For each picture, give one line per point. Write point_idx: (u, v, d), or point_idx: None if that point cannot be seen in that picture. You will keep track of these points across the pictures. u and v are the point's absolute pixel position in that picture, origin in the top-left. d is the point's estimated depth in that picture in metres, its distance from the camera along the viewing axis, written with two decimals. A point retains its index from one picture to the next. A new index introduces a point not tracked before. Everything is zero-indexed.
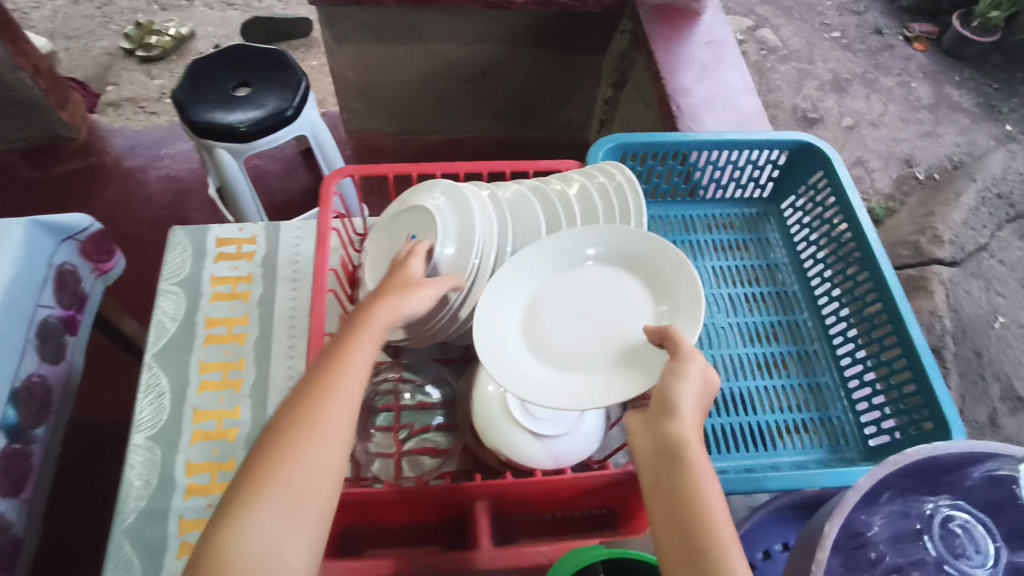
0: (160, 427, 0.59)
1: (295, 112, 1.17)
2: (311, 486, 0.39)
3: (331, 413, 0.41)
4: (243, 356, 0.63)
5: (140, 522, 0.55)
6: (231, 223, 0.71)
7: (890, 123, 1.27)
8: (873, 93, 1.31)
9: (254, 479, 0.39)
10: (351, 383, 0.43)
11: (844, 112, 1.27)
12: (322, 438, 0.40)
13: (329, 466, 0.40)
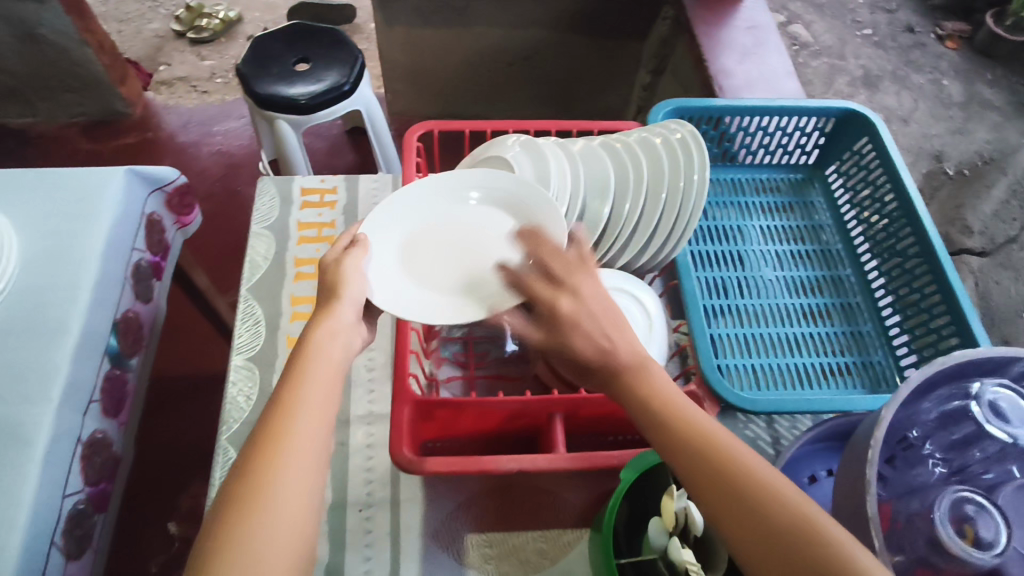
0: (257, 350, 0.65)
1: (352, 87, 1.23)
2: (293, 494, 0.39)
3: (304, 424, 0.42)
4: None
5: (244, 430, 0.61)
6: (313, 175, 0.77)
7: (920, 119, 1.30)
8: (904, 90, 1.34)
9: (238, 496, 0.38)
10: (320, 390, 0.43)
11: (875, 106, 1.31)
12: (298, 443, 0.41)
13: (311, 471, 0.40)
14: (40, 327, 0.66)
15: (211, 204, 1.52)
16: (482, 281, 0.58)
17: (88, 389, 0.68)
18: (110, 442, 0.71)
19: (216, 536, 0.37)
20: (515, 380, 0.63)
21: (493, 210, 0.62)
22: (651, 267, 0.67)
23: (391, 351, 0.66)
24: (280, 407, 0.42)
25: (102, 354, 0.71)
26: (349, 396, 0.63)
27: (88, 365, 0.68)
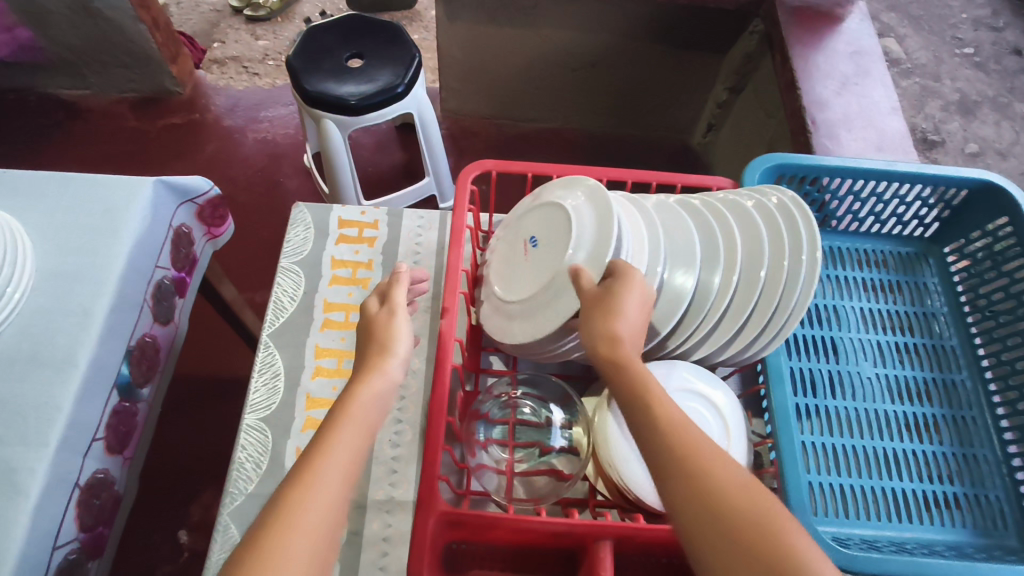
0: (273, 410, 0.58)
1: (405, 89, 1.14)
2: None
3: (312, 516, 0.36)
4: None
5: (248, 505, 0.54)
6: (354, 206, 0.70)
7: (1021, 155, 1.14)
8: (1004, 120, 1.18)
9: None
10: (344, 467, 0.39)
11: (969, 137, 1.16)
12: (302, 543, 0.35)
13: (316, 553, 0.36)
14: (45, 360, 0.61)
15: (251, 194, 1.47)
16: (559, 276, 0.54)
17: (92, 428, 0.62)
18: (112, 482, 0.66)
19: None
20: (565, 477, 0.54)
21: (510, 291, 0.58)
22: (730, 362, 0.57)
23: (421, 425, 0.58)
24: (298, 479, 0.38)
25: (111, 386, 0.65)
26: (367, 475, 0.55)
27: (93, 401, 0.62)
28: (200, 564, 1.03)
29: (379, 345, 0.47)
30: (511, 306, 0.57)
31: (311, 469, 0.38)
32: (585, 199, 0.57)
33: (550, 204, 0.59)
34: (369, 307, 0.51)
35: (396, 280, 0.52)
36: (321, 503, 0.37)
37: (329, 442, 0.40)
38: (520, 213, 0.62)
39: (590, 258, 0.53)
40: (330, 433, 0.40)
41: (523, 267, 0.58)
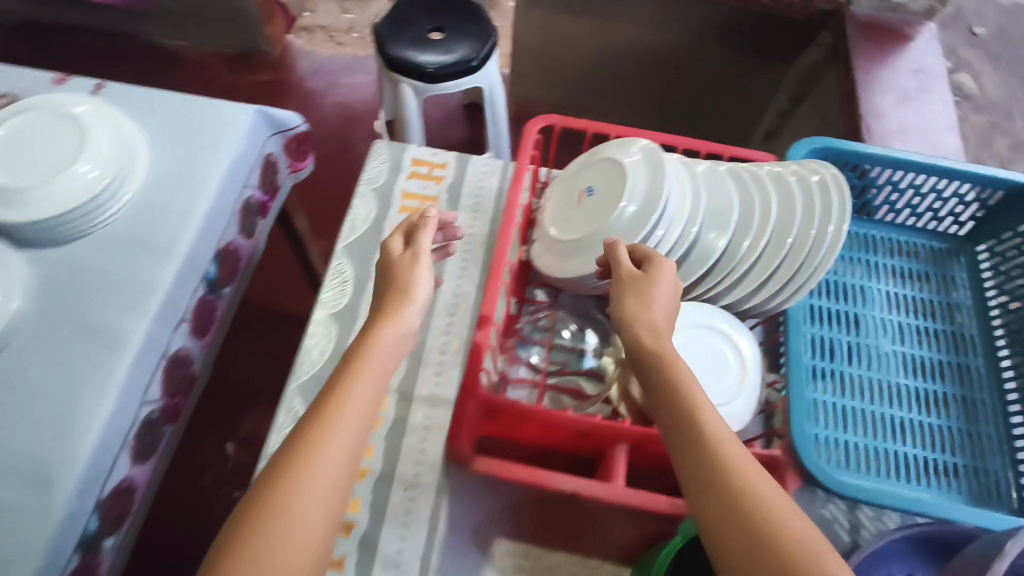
0: (340, 308, 0.66)
1: (479, 64, 1.22)
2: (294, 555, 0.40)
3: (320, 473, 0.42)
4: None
5: (311, 382, 0.62)
6: (427, 147, 0.77)
7: None
8: None
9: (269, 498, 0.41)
10: (350, 425, 0.45)
11: None
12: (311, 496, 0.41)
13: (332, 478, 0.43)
14: (148, 244, 0.70)
15: (324, 152, 1.57)
16: (609, 229, 0.60)
17: (181, 309, 0.71)
18: (191, 361, 0.74)
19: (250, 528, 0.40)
20: (586, 397, 0.61)
21: (560, 233, 0.64)
22: (756, 313, 0.63)
23: (467, 338, 0.65)
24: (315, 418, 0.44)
25: (200, 278, 0.74)
26: (416, 372, 0.63)
27: (185, 286, 0.71)
28: (243, 473, 1.12)
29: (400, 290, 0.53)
30: (561, 247, 0.63)
31: (321, 427, 0.44)
32: (644, 158, 0.62)
33: (609, 159, 0.64)
34: (394, 249, 0.55)
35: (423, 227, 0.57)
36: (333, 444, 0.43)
37: (342, 394, 0.46)
38: (581, 163, 0.67)
39: (640, 218, 0.59)
40: (342, 390, 0.46)
41: (575, 215, 0.64)
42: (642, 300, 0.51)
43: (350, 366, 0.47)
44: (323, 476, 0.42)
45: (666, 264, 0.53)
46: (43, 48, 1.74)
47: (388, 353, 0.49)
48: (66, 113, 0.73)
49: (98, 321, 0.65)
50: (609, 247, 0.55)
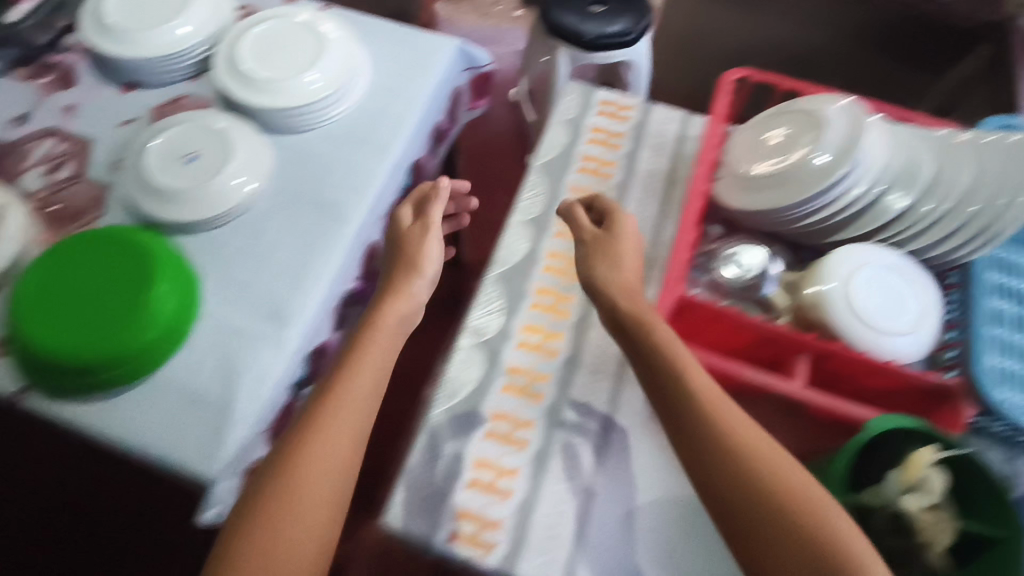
0: (534, 216, 0.74)
1: (634, 39, 1.28)
2: (329, 475, 0.54)
3: (343, 423, 0.57)
4: (606, 190, 0.76)
5: (509, 273, 0.70)
6: (616, 90, 0.83)
7: None
8: None
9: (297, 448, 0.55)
10: (370, 381, 0.60)
11: None
12: (337, 434, 0.56)
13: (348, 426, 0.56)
14: (369, 142, 0.81)
15: None
16: (802, 170, 0.65)
17: (384, 205, 0.81)
18: (379, 254, 0.84)
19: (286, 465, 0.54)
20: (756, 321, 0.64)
21: (750, 170, 0.68)
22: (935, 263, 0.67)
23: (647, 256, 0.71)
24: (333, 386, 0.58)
25: (398, 183, 0.83)
26: None
27: (389, 186, 0.81)
28: None
29: (409, 262, 0.68)
30: (751, 183, 0.68)
31: (342, 385, 0.58)
32: (844, 112, 0.66)
33: (809, 110, 0.68)
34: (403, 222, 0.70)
35: (432, 206, 0.71)
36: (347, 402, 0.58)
37: (355, 363, 0.60)
38: (775, 112, 0.71)
39: (833, 163, 0.64)
40: (360, 358, 0.60)
41: (765, 155, 0.69)
42: (608, 262, 0.62)
43: (362, 343, 0.61)
44: (348, 418, 0.57)
45: (623, 218, 0.65)
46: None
47: (396, 328, 0.64)
48: (296, 21, 0.83)
49: (329, 199, 0.76)
50: (572, 211, 0.66)
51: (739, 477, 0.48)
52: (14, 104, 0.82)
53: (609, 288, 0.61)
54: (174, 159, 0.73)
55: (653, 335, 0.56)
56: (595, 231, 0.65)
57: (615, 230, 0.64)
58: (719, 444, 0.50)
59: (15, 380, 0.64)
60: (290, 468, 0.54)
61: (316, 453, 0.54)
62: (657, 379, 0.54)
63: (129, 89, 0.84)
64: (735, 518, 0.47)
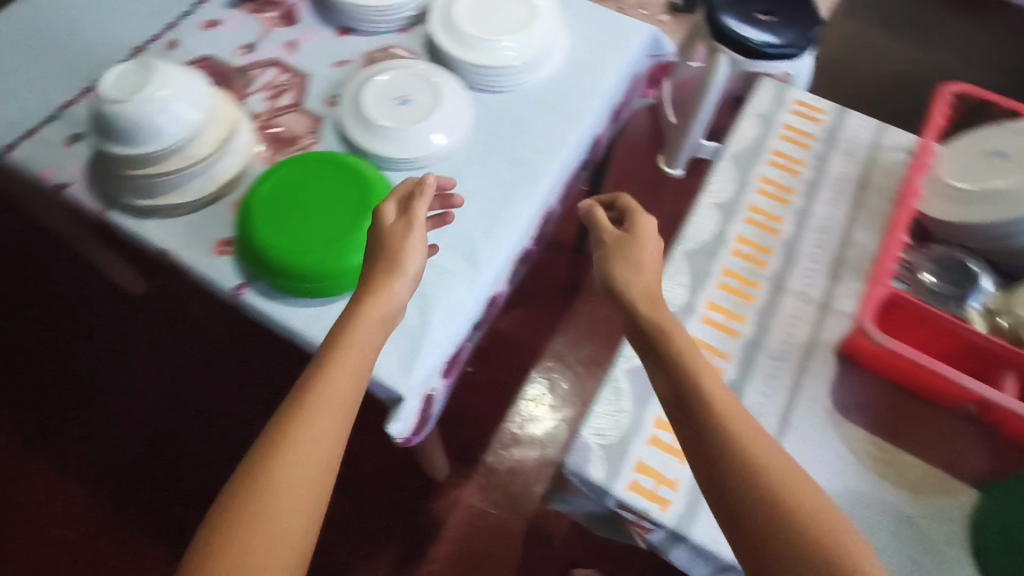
0: (723, 201, 0.75)
1: (801, 50, 1.26)
2: (297, 501, 0.46)
3: (318, 434, 0.49)
4: (796, 185, 0.76)
5: (697, 251, 0.71)
6: (810, 93, 0.83)
7: None
8: None
9: (254, 486, 0.46)
10: (343, 391, 0.51)
11: None
12: (305, 450, 0.48)
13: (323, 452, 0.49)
14: (563, 109, 0.84)
15: None
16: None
17: (568, 173, 0.83)
18: (552, 220, 0.87)
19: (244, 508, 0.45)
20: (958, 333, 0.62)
21: (966, 183, 0.67)
22: None
23: (836, 255, 0.71)
24: (306, 403, 0.50)
25: (581, 155, 0.86)
26: (787, 269, 0.71)
27: (576, 155, 0.83)
28: None
29: (392, 252, 0.60)
30: (967, 196, 0.67)
31: (316, 396, 0.50)
32: None
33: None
34: (388, 218, 0.61)
35: (420, 193, 0.64)
36: (322, 424, 0.49)
37: (330, 374, 0.51)
38: (993, 132, 0.70)
39: None
40: (336, 362, 0.52)
41: (981, 171, 0.67)
42: (632, 267, 0.57)
43: (338, 347, 0.53)
44: (320, 432, 0.49)
45: (645, 222, 0.60)
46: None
47: (378, 326, 0.56)
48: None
49: (524, 157, 0.79)
50: (592, 214, 0.62)
51: (765, 510, 0.42)
52: (242, 33, 0.90)
53: (632, 298, 0.55)
54: (389, 99, 0.79)
55: (680, 354, 0.50)
56: (618, 233, 0.60)
57: (638, 233, 0.60)
58: (739, 462, 0.44)
59: (237, 278, 0.70)
60: (248, 498, 0.46)
61: (279, 478, 0.46)
62: (678, 395, 0.48)
63: (344, 33, 0.90)
64: (746, 551, 0.42)
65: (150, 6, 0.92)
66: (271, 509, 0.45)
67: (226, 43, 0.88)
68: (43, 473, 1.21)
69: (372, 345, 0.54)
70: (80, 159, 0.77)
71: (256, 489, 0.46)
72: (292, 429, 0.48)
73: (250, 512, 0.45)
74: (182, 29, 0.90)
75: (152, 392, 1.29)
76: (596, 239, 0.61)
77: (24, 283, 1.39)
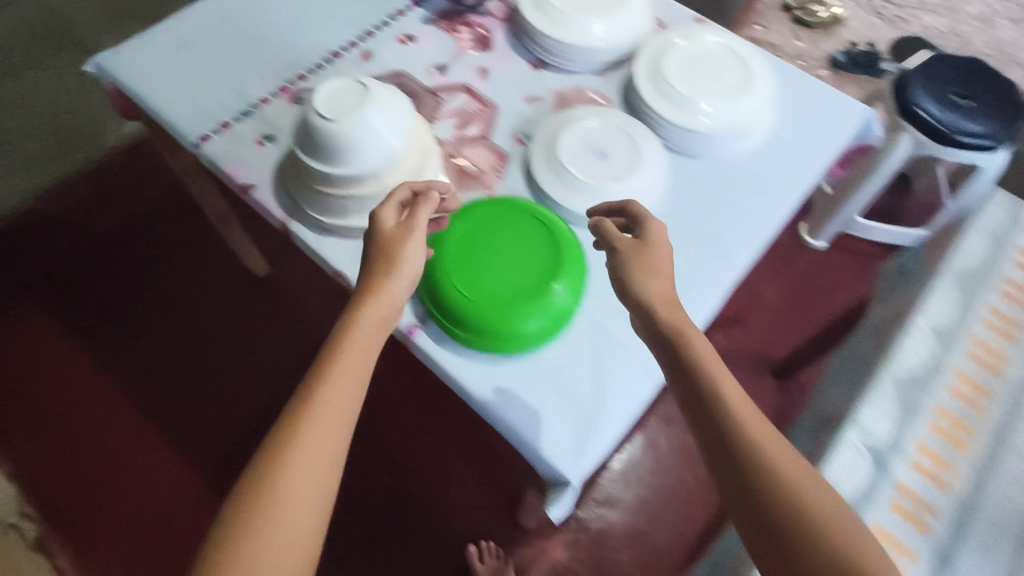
0: (914, 375, 0.81)
1: (1000, 144, 1.15)
2: (303, 509, 0.49)
3: (316, 439, 0.51)
4: (1003, 346, 0.83)
5: (886, 421, 0.78)
6: (1008, 276, 0.90)
7: None
8: None
9: (255, 491, 0.48)
10: (341, 396, 0.53)
11: None
12: (307, 458, 0.50)
13: (324, 454, 0.51)
14: (764, 187, 0.77)
15: None
16: None
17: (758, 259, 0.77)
18: None
19: (245, 514, 0.47)
20: None
21: None
22: None
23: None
24: (301, 410, 0.52)
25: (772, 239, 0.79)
26: (975, 459, 0.76)
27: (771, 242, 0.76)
28: None
29: (390, 256, 0.60)
30: None
31: (314, 405, 0.52)
32: None
33: None
34: (389, 223, 0.61)
35: (422, 202, 0.63)
36: (319, 427, 0.51)
37: (326, 382, 0.53)
38: None
39: None
40: (332, 367, 0.54)
41: None
42: (650, 272, 0.59)
43: (334, 353, 0.55)
44: (321, 440, 0.51)
45: (657, 226, 0.62)
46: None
47: (374, 331, 0.58)
48: (723, 45, 0.82)
49: (721, 235, 0.74)
50: (602, 225, 0.63)
51: (773, 490, 0.47)
52: (437, 52, 0.88)
53: (649, 305, 0.58)
54: (588, 151, 0.75)
55: (693, 354, 0.54)
56: (632, 241, 0.62)
57: (653, 239, 0.61)
58: (745, 446, 0.49)
59: (412, 317, 0.67)
60: (253, 508, 0.48)
61: (283, 488, 0.48)
62: (691, 384, 0.53)
63: (537, 66, 0.87)
64: (755, 526, 0.47)
65: (350, 10, 0.91)
66: (271, 511, 0.48)
67: (420, 60, 0.87)
68: (151, 437, 1.26)
69: (368, 345, 0.56)
70: (269, 163, 0.77)
71: (255, 493, 0.48)
72: (290, 435, 0.50)
73: (251, 514, 0.47)
74: (379, 39, 0.89)
75: (262, 381, 1.32)
76: (609, 247, 0.63)
77: (158, 246, 1.44)
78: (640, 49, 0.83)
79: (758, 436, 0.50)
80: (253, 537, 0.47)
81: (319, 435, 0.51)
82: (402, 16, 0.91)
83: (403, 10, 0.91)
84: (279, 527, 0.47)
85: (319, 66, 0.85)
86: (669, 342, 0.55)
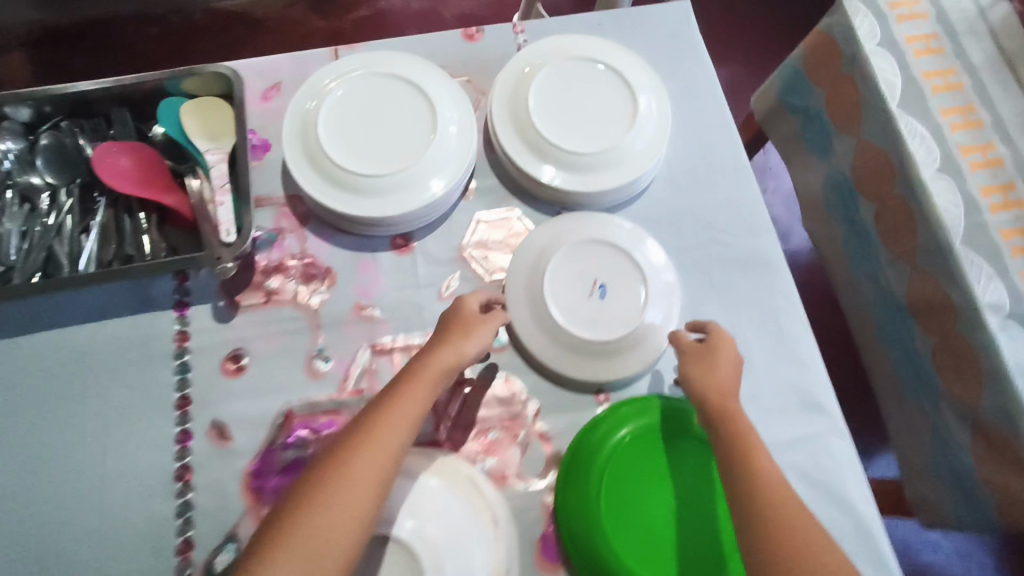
0: (1011, 308, 0.62)
1: None
2: (350, 504, 0.43)
3: (374, 452, 0.45)
4: (952, 64, 0.73)
5: None
6: (962, 130, 0.69)
7: None
8: None
9: (312, 489, 0.44)
10: (397, 435, 0.47)
11: None
12: (367, 468, 0.45)
13: (378, 467, 0.45)
14: (717, 166, 0.68)
15: None
16: None
17: None
18: None
19: (298, 508, 0.43)
20: None
21: None
22: None
23: None
24: (374, 423, 0.47)
25: None
26: None
27: None
28: None
29: (462, 331, 0.54)
30: None
31: (381, 422, 0.47)
32: None
33: None
34: (468, 311, 0.56)
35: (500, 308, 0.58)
36: (385, 443, 0.46)
37: (395, 406, 0.48)
38: None
39: None
40: (404, 395, 0.49)
41: None
42: (707, 371, 0.55)
43: (408, 383, 0.50)
44: (381, 452, 0.46)
45: (726, 337, 0.56)
46: (68, 52, 1.33)
47: (441, 377, 0.51)
48: (602, 70, 0.65)
49: (743, 250, 0.65)
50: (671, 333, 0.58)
51: (770, 513, 0.46)
52: (286, 339, 0.60)
53: (705, 386, 0.54)
54: (586, 294, 0.59)
55: (733, 416, 0.52)
56: (699, 343, 0.57)
57: (717, 346, 0.56)
58: (747, 471, 0.49)
59: None
60: (309, 497, 0.43)
61: (315, 527, 0.42)
62: (730, 465, 0.50)
63: (406, 245, 0.63)
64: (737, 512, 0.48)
65: (118, 397, 0.57)
66: (319, 504, 0.43)
67: (286, 368, 0.59)
68: None
69: (434, 386, 0.50)
70: None
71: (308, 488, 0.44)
72: (359, 444, 0.46)
73: (301, 502, 0.43)
74: (202, 394, 0.57)
75: None
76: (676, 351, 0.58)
77: None
78: (496, 123, 0.64)
79: (772, 480, 0.48)
80: (300, 523, 0.42)
81: (378, 449, 0.46)
82: (189, 339, 0.59)
83: (182, 330, 0.59)
84: (323, 523, 0.42)
85: (188, 507, 0.54)
86: (732, 471, 0.49)
